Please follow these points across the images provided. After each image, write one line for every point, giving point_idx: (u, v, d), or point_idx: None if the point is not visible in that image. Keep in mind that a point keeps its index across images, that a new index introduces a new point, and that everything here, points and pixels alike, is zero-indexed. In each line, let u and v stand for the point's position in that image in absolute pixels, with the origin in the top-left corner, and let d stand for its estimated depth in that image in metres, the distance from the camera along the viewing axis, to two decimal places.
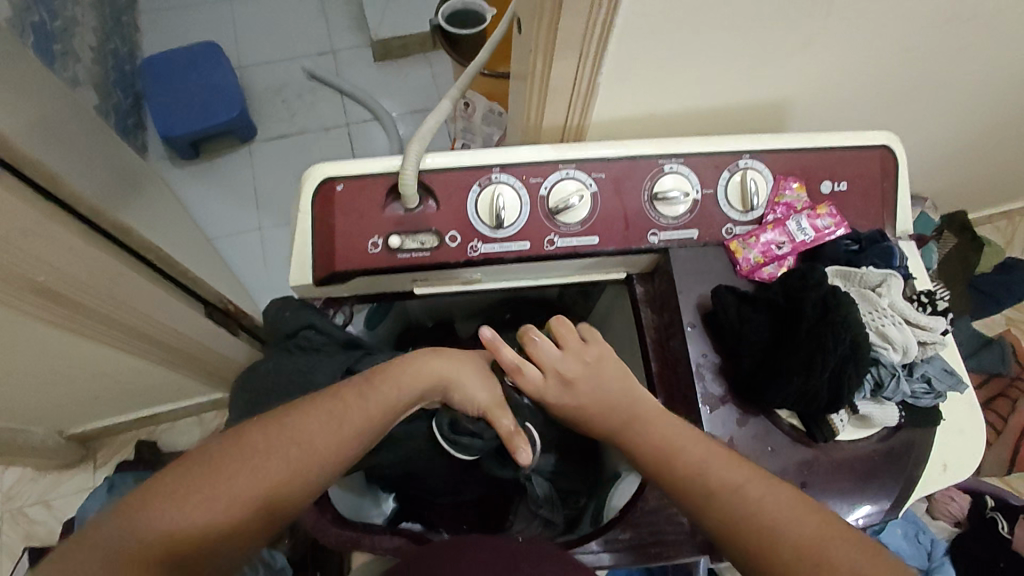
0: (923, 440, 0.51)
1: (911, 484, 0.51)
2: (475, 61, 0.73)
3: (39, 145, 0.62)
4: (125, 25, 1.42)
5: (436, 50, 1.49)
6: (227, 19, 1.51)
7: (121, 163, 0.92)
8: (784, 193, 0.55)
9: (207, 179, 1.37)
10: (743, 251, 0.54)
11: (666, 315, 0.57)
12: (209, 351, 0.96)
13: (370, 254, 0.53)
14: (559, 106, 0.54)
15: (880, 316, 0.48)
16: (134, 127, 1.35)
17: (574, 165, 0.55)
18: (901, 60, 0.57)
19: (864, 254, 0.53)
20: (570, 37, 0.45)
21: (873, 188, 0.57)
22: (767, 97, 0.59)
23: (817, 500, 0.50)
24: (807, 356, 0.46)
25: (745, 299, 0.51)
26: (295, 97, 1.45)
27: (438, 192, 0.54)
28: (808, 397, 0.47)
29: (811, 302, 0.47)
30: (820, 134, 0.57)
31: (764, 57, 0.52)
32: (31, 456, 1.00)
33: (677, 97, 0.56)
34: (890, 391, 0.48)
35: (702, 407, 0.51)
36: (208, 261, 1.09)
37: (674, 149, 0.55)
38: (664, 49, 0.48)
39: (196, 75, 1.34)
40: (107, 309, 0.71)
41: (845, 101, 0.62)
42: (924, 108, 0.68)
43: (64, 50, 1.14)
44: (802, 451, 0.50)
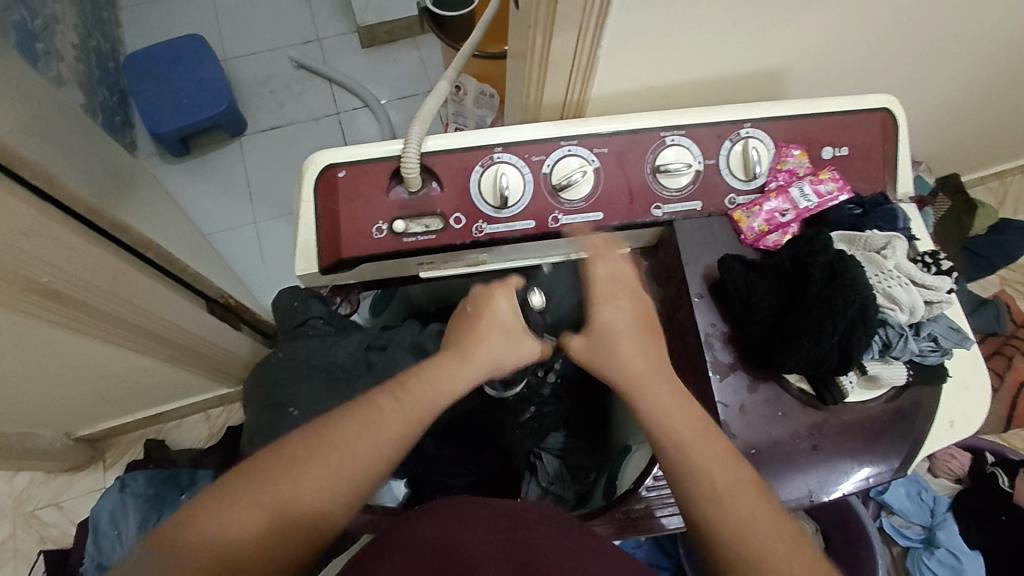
0: (930, 399, 0.52)
1: (919, 441, 0.52)
2: (467, 42, 0.72)
3: (31, 145, 0.61)
4: (105, 21, 1.40)
5: (424, 34, 1.47)
6: (209, 11, 1.49)
7: (113, 161, 0.91)
8: (786, 160, 0.56)
9: (199, 175, 1.36)
10: (747, 220, 0.54)
11: (672, 288, 0.57)
12: (214, 347, 0.96)
13: (375, 239, 0.53)
14: (558, 81, 0.54)
15: (886, 279, 0.48)
16: (121, 125, 1.33)
17: (576, 140, 0.54)
18: (899, 22, 0.57)
19: (868, 217, 0.53)
20: (569, 10, 0.45)
21: (874, 151, 0.58)
22: (765, 65, 0.59)
23: (828, 461, 0.51)
24: (816, 320, 0.46)
25: (751, 268, 0.51)
26: (283, 87, 1.43)
27: (441, 173, 0.54)
28: (817, 361, 0.47)
29: (818, 267, 0.47)
30: (819, 100, 0.57)
31: (763, 24, 0.52)
32: (40, 459, 1.00)
33: (676, 67, 0.56)
34: (899, 351, 0.48)
35: (713, 375, 0.52)
36: (206, 257, 1.09)
37: (675, 121, 0.55)
38: (663, 20, 0.48)
39: (181, 68, 1.32)
40: (111, 307, 0.70)
41: (843, 66, 0.62)
42: (919, 70, 0.68)
43: (46, 48, 1.12)
44: (811, 414, 0.51)
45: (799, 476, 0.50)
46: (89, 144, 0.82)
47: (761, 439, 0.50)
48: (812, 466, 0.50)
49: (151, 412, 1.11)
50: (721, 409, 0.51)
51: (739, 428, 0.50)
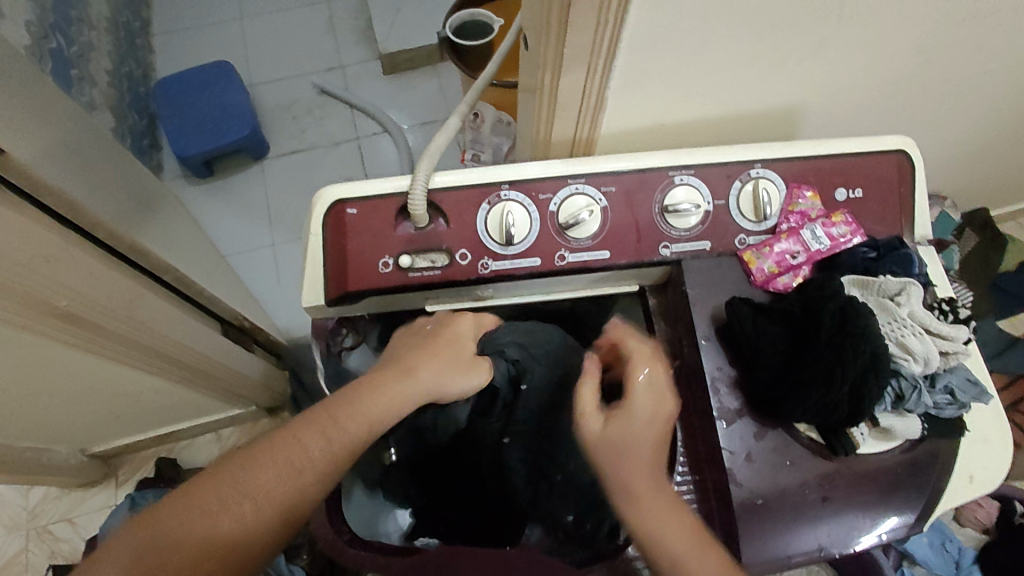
0: (948, 452, 0.50)
1: (936, 495, 0.50)
2: (482, 75, 0.73)
3: (58, 172, 0.64)
4: (139, 47, 1.45)
5: (445, 62, 1.50)
6: (238, 37, 1.54)
7: (137, 184, 0.94)
8: (797, 202, 0.55)
9: (220, 196, 1.39)
10: (757, 261, 0.53)
11: (679, 327, 0.56)
12: (226, 368, 0.96)
13: (381, 273, 0.53)
14: (567, 119, 0.54)
15: (899, 327, 0.47)
16: (149, 148, 1.37)
17: (583, 179, 0.54)
18: (916, 62, 0.56)
19: (882, 261, 0.52)
20: (576, 51, 0.45)
21: (890, 193, 0.57)
22: (777, 104, 0.58)
23: (839, 514, 0.49)
24: (825, 369, 0.45)
25: (760, 310, 0.50)
26: (306, 113, 1.46)
27: (447, 210, 0.54)
28: (827, 411, 0.46)
29: (828, 313, 0.46)
30: (834, 140, 0.56)
31: (775, 64, 0.51)
32: (55, 475, 1.01)
33: (686, 106, 0.55)
34: (912, 404, 0.46)
35: (719, 421, 0.50)
36: (223, 280, 1.10)
37: (684, 161, 0.55)
38: (669, 61, 0.48)
39: (209, 93, 1.36)
40: (128, 331, 0.71)
41: (858, 105, 0.62)
42: (938, 110, 0.67)
43: (81, 74, 1.17)
44: (822, 465, 0.49)
45: (806, 529, 0.48)
46: (113, 170, 0.85)
47: (768, 489, 0.49)
48: (820, 519, 0.49)
49: (164, 430, 1.12)
50: (727, 457, 0.49)
51: (745, 477, 0.49)
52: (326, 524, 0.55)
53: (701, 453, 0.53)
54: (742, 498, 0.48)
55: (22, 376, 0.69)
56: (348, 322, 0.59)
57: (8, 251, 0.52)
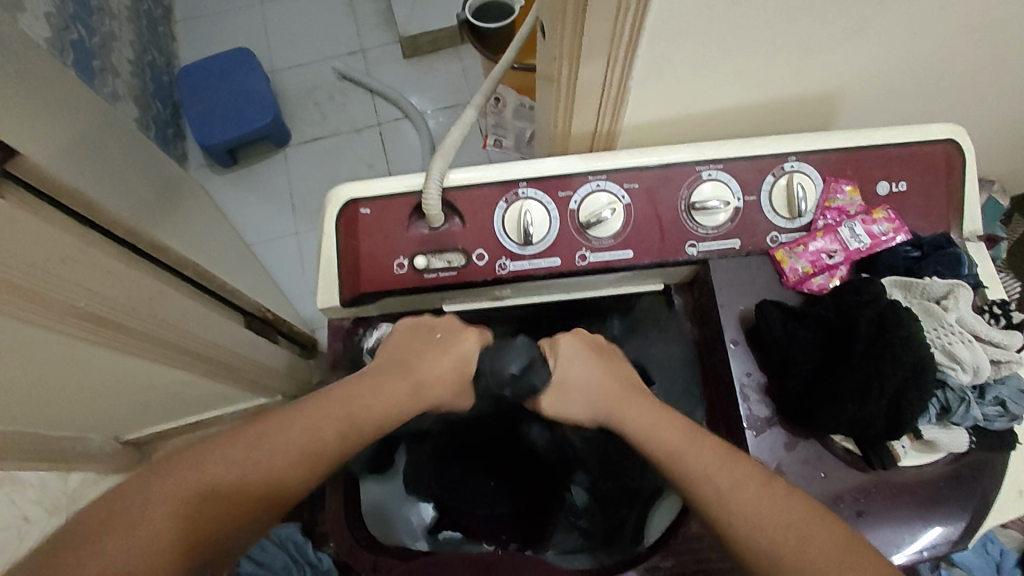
0: (995, 465, 0.47)
1: (983, 509, 0.47)
2: (501, 62, 0.70)
3: (76, 171, 0.64)
4: (161, 36, 1.45)
5: (465, 44, 1.46)
6: (258, 23, 1.52)
7: (159, 177, 0.94)
8: (835, 197, 0.51)
9: (244, 185, 1.40)
10: (790, 261, 0.50)
11: (706, 329, 0.53)
12: (249, 360, 0.97)
13: (396, 275, 0.52)
14: (588, 111, 0.52)
15: (946, 335, 0.43)
16: (173, 137, 1.38)
17: (605, 175, 0.52)
18: (968, 42, 0.52)
19: (926, 262, 0.48)
20: (596, 42, 0.43)
21: (937, 187, 0.53)
22: (814, 90, 0.54)
23: (875, 529, 0.46)
24: (863, 381, 0.42)
25: (792, 315, 0.47)
26: (327, 99, 1.45)
27: (463, 209, 0.52)
28: (864, 424, 0.43)
29: (867, 320, 0.43)
30: (877, 130, 0.53)
31: (813, 48, 0.48)
32: (91, 462, 1.05)
33: (716, 94, 0.52)
34: (959, 417, 0.43)
35: (747, 430, 0.48)
36: (246, 271, 1.11)
37: (712, 155, 0.52)
38: (696, 50, 0.45)
39: (230, 81, 1.36)
40: (150, 328, 0.72)
41: (903, 88, 0.57)
42: (991, 90, 0.62)
43: (103, 65, 1.17)
44: (857, 477, 0.47)
45: None
46: (135, 164, 0.85)
47: None
48: (855, 534, 0.46)
49: (194, 419, 1.14)
50: None
51: None
52: (342, 528, 0.55)
53: None
54: None
55: (51, 372, 0.71)
56: (366, 322, 0.58)
57: (27, 253, 0.52)
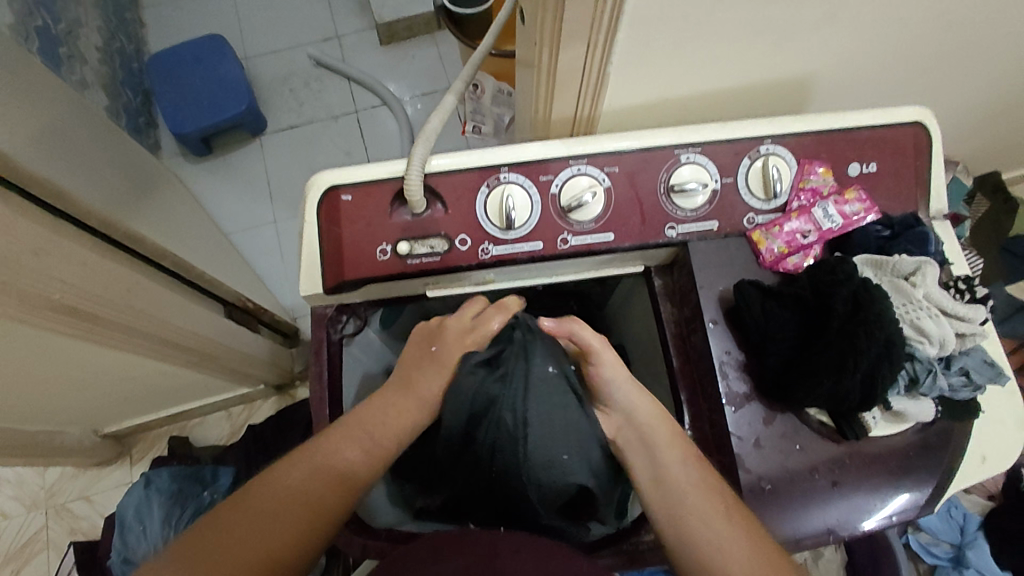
0: (961, 432, 0.49)
1: (948, 475, 0.49)
2: (480, 48, 0.70)
3: (47, 161, 0.63)
4: (129, 21, 1.41)
5: (443, 29, 1.45)
6: (230, 8, 1.49)
7: (133, 167, 0.92)
8: (809, 179, 0.53)
9: (219, 174, 1.37)
10: (767, 242, 0.52)
11: (686, 309, 0.55)
12: (230, 351, 0.96)
13: (379, 261, 0.52)
14: (568, 96, 0.52)
15: (914, 309, 0.45)
16: (145, 126, 1.35)
17: (585, 159, 0.53)
18: (936, 27, 0.53)
19: (896, 240, 0.50)
20: (576, 28, 0.43)
21: (906, 168, 0.54)
22: (788, 74, 0.55)
23: (849, 498, 0.48)
24: (837, 357, 0.44)
25: (770, 294, 0.49)
26: (303, 86, 1.43)
27: (446, 194, 0.52)
28: (837, 399, 0.45)
29: (841, 298, 0.44)
30: (849, 113, 0.54)
31: (787, 33, 0.49)
32: (69, 456, 1.03)
33: (694, 79, 0.53)
34: (927, 388, 0.45)
35: (727, 406, 0.49)
36: (225, 261, 1.10)
37: (690, 139, 0.53)
38: (674, 35, 0.46)
39: (202, 68, 1.33)
40: (128, 319, 0.71)
41: (873, 72, 0.59)
42: (956, 74, 0.64)
43: (70, 52, 1.14)
44: (831, 449, 0.49)
45: (816, 514, 0.48)
46: (107, 155, 0.83)
47: (777, 474, 0.48)
48: (830, 503, 0.48)
49: (175, 410, 1.13)
50: (735, 442, 0.49)
51: (753, 463, 0.48)
52: None
53: (708, 437, 0.52)
54: (749, 484, 0.48)
55: (29, 365, 0.70)
56: (349, 308, 0.58)
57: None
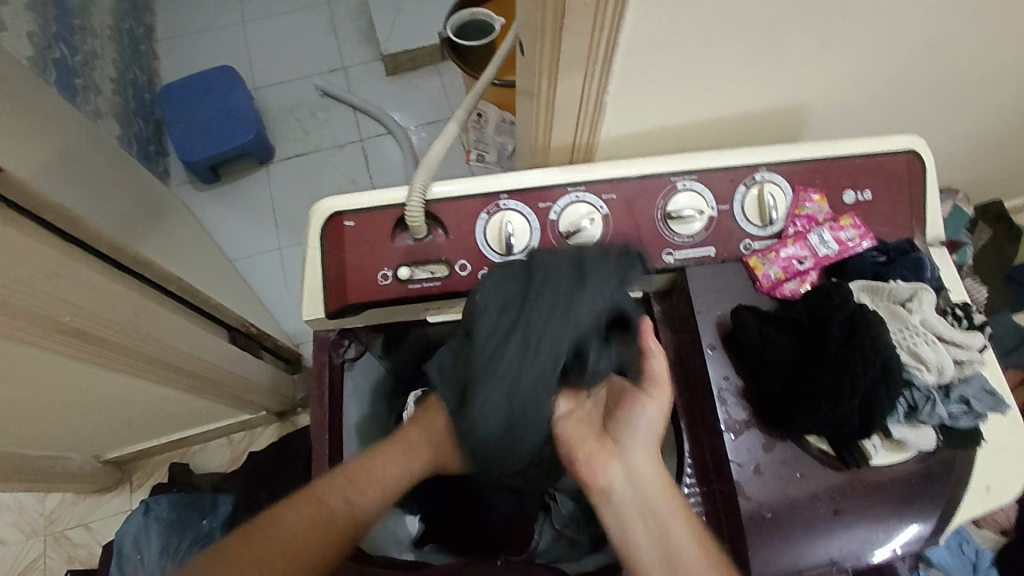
0: (963, 461, 0.49)
1: (952, 505, 0.48)
2: (481, 79, 0.71)
3: (60, 187, 0.64)
4: (143, 54, 1.46)
5: (447, 61, 1.49)
6: (241, 42, 1.54)
7: (143, 194, 0.94)
8: (804, 206, 0.54)
9: (227, 201, 1.39)
10: (763, 268, 0.52)
11: (684, 335, 0.55)
12: (233, 374, 0.96)
13: (380, 286, 0.53)
14: (566, 125, 0.53)
15: (911, 336, 0.45)
16: (155, 154, 1.38)
17: (583, 186, 0.54)
18: (924, 58, 0.54)
19: (892, 266, 0.51)
20: (573, 59, 0.44)
21: (900, 195, 0.55)
22: (781, 104, 0.57)
23: (851, 527, 0.47)
24: (834, 382, 0.44)
25: (767, 319, 0.49)
26: (310, 115, 1.46)
27: (446, 220, 0.53)
28: (836, 424, 0.45)
29: (836, 324, 0.45)
30: (842, 142, 0.55)
31: (779, 64, 0.50)
32: (70, 482, 1.03)
33: (689, 108, 0.54)
34: (926, 415, 0.45)
35: (726, 432, 0.49)
36: (229, 285, 1.11)
37: (686, 166, 0.54)
38: (668, 66, 0.47)
39: (213, 98, 1.36)
40: (134, 343, 0.72)
41: (865, 102, 0.60)
42: (948, 104, 0.65)
43: (85, 83, 1.17)
44: (832, 476, 0.48)
45: (818, 543, 0.47)
46: (118, 181, 0.85)
47: (777, 503, 0.47)
48: (832, 533, 0.47)
49: (176, 436, 1.13)
50: (734, 469, 0.48)
51: (753, 491, 0.48)
52: None
53: (707, 464, 0.52)
54: (750, 512, 0.47)
55: (36, 390, 0.70)
56: (350, 333, 0.58)
57: (10, 269, 0.52)
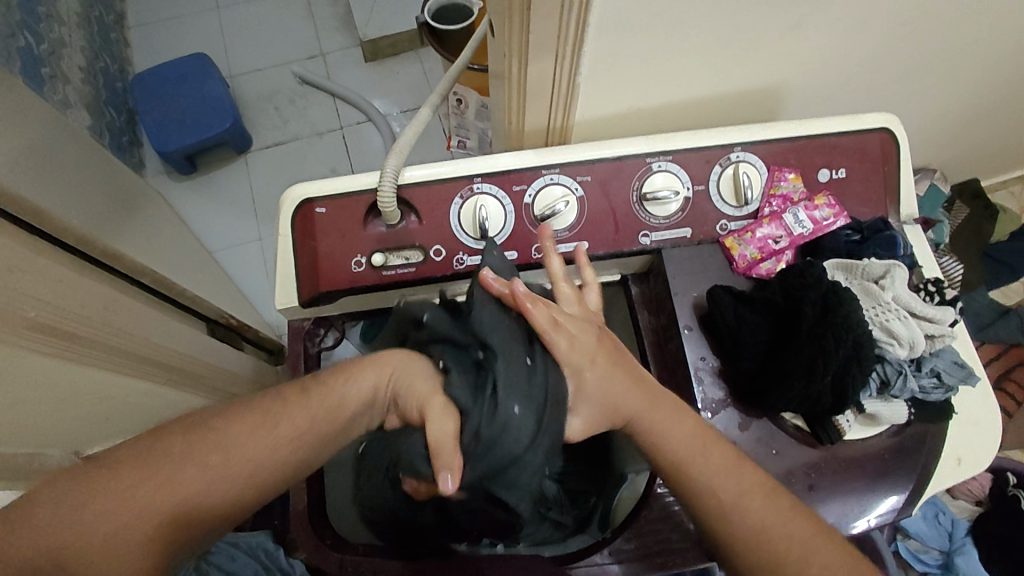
0: (936, 433, 0.49)
1: (926, 477, 0.49)
2: (456, 62, 0.70)
3: (23, 178, 0.62)
4: (114, 42, 1.42)
5: (427, 47, 1.47)
6: (215, 29, 1.50)
7: (115, 186, 0.92)
8: (779, 185, 0.54)
9: (204, 191, 1.37)
10: (739, 248, 0.52)
11: (662, 316, 0.55)
12: (213, 368, 0.95)
13: (354, 273, 0.52)
14: (540, 108, 0.53)
15: (883, 312, 0.46)
16: (129, 144, 1.35)
17: (558, 169, 0.53)
18: (898, 35, 0.54)
19: (866, 244, 0.51)
20: (543, 39, 0.44)
21: (874, 173, 0.55)
22: (756, 84, 0.56)
23: (826, 502, 0.48)
24: (807, 359, 0.44)
25: (742, 299, 0.49)
26: (288, 103, 1.44)
27: (419, 205, 0.52)
28: (811, 401, 0.45)
29: (810, 301, 0.45)
30: (817, 120, 0.55)
31: (752, 43, 0.49)
32: None
33: (663, 89, 0.54)
34: (898, 390, 0.46)
35: (703, 412, 0.49)
36: (208, 278, 1.09)
37: (662, 147, 0.54)
38: (640, 46, 0.46)
39: (187, 87, 1.33)
40: (106, 338, 0.70)
41: (840, 80, 0.60)
42: (922, 83, 0.66)
43: (52, 72, 1.14)
44: (808, 452, 0.49)
45: None
46: (87, 173, 0.83)
47: None
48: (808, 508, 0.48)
49: None
50: None
51: None
52: (306, 530, 0.55)
53: None
54: None
55: None
56: (326, 321, 0.58)
57: None
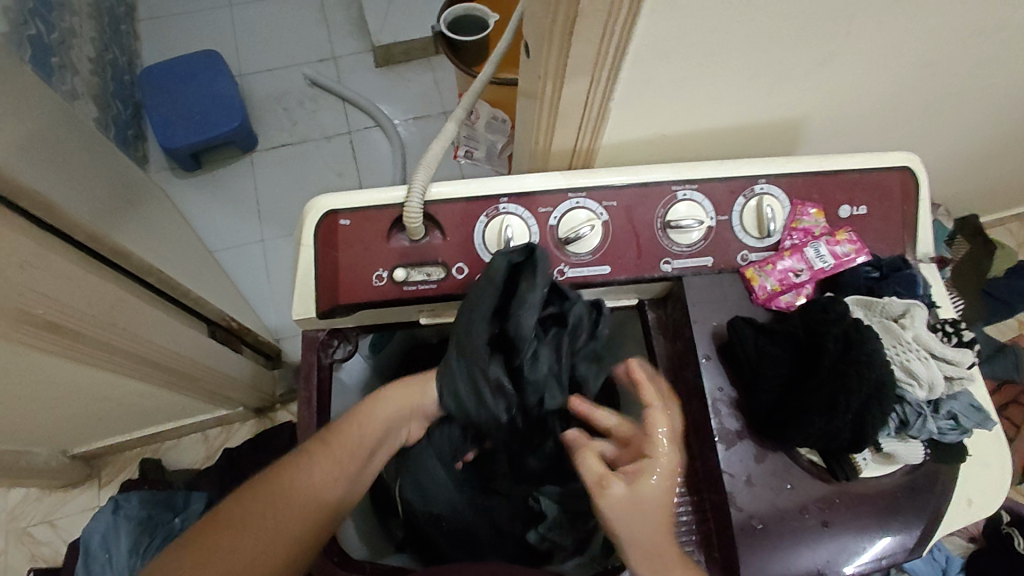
0: (949, 475, 0.50)
1: (937, 517, 0.49)
2: (479, 77, 0.70)
3: (39, 174, 0.62)
4: (124, 34, 1.41)
5: (439, 56, 1.47)
6: (227, 27, 1.49)
7: (121, 180, 0.91)
8: (801, 219, 0.54)
9: (207, 189, 1.36)
10: (760, 279, 0.53)
11: (679, 344, 0.55)
12: (211, 370, 0.94)
13: (375, 287, 0.52)
14: (568, 130, 0.53)
15: (904, 352, 0.46)
16: (133, 139, 1.34)
17: (584, 192, 0.53)
18: (922, 76, 0.55)
19: (886, 281, 0.51)
20: (580, 63, 0.44)
21: (894, 212, 0.56)
22: (780, 116, 0.57)
23: (839, 538, 0.48)
24: (829, 395, 0.44)
25: (762, 331, 0.49)
26: (297, 105, 1.43)
27: (444, 222, 0.52)
28: (830, 437, 0.45)
29: (833, 338, 0.45)
30: (840, 157, 0.56)
31: (783, 76, 0.50)
32: (36, 477, 0.99)
33: (691, 117, 0.54)
34: (916, 430, 0.46)
35: (718, 443, 0.49)
36: (208, 277, 1.08)
37: (688, 176, 0.54)
38: (673, 75, 0.47)
39: (196, 84, 1.32)
40: (108, 336, 0.69)
41: (860, 117, 0.61)
42: (940, 122, 0.67)
43: (62, 63, 1.13)
44: (821, 487, 0.49)
45: (807, 553, 0.47)
46: (95, 167, 0.81)
47: (767, 513, 0.48)
48: (820, 543, 0.47)
49: (148, 432, 1.10)
50: (727, 479, 0.48)
51: (745, 501, 0.48)
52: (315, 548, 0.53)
53: (699, 473, 0.52)
54: (741, 523, 0.47)
55: (3, 385, 0.67)
56: (340, 332, 0.57)
57: None
